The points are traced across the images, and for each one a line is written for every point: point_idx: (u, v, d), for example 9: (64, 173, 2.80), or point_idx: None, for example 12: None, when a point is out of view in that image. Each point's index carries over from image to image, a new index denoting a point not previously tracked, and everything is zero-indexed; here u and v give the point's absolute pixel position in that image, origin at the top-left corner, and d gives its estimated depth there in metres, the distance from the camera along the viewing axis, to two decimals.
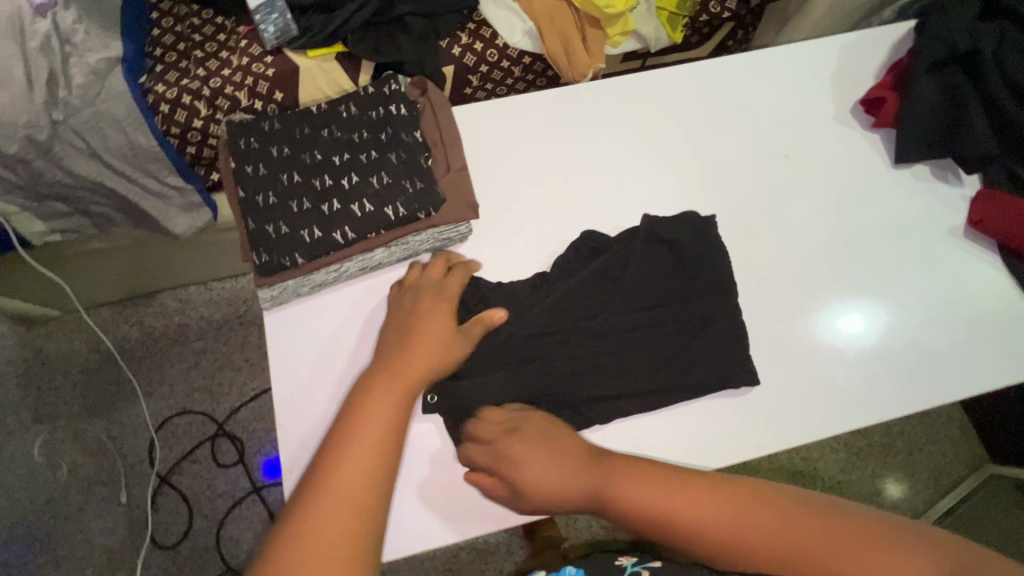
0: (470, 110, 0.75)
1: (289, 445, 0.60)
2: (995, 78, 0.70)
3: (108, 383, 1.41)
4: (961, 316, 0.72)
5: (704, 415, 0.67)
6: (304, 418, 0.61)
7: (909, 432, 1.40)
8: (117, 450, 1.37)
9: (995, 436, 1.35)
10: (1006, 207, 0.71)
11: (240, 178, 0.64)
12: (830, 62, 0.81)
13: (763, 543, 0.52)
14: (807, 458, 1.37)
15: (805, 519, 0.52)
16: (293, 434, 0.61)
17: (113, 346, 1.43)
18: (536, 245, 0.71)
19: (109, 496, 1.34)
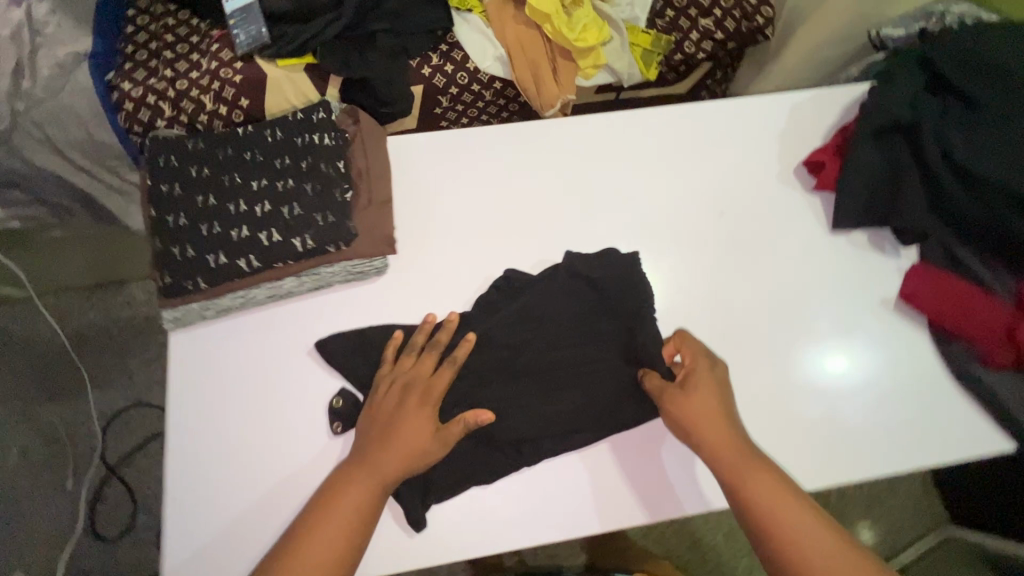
0: (406, 141, 0.74)
1: (180, 471, 0.60)
2: (935, 154, 0.68)
3: (66, 369, 1.41)
4: (884, 392, 0.70)
5: (607, 466, 0.64)
6: (195, 450, 0.61)
7: (870, 486, 1.37)
8: (68, 437, 1.36)
9: (955, 498, 1.32)
10: (937, 284, 0.70)
11: (153, 195, 0.63)
12: (779, 119, 0.80)
13: (752, 488, 0.59)
14: None
15: (761, 474, 0.60)
16: (182, 458, 0.60)
17: (74, 334, 1.42)
18: (455, 283, 0.69)
19: (56, 483, 1.33)
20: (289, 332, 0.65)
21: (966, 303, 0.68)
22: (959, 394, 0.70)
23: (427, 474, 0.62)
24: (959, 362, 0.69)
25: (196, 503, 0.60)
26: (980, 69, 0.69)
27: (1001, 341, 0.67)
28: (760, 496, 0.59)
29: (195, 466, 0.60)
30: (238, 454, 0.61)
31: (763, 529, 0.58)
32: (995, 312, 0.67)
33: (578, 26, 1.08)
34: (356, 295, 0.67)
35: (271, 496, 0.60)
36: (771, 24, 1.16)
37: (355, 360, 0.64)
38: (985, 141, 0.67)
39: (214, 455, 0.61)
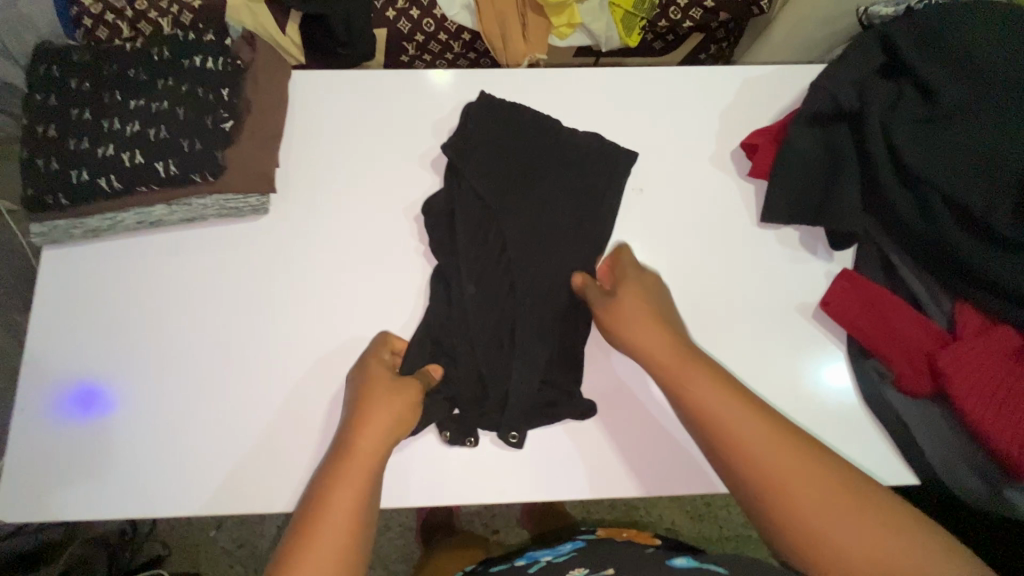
0: (312, 78, 0.70)
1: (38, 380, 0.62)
2: (878, 146, 0.60)
3: None
4: (783, 402, 0.64)
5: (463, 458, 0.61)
6: (55, 363, 0.62)
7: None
8: None
9: None
10: (864, 296, 0.63)
11: (29, 104, 0.61)
12: (724, 94, 0.72)
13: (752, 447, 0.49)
14: None
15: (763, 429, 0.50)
16: (42, 368, 0.62)
17: None
18: (339, 231, 0.66)
19: None
20: (166, 268, 0.64)
21: (892, 320, 0.61)
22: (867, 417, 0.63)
23: (274, 420, 0.61)
24: (871, 381, 0.63)
25: (47, 414, 0.61)
26: (940, 54, 0.60)
27: (920, 365, 0.60)
28: (771, 463, 0.49)
29: (53, 377, 0.62)
30: (96, 370, 0.62)
31: (808, 542, 0.46)
32: (922, 333, 0.60)
33: None
34: (234, 236, 0.65)
35: (119, 413, 0.61)
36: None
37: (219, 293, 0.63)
38: (936, 140, 0.58)
39: (73, 370, 0.62)
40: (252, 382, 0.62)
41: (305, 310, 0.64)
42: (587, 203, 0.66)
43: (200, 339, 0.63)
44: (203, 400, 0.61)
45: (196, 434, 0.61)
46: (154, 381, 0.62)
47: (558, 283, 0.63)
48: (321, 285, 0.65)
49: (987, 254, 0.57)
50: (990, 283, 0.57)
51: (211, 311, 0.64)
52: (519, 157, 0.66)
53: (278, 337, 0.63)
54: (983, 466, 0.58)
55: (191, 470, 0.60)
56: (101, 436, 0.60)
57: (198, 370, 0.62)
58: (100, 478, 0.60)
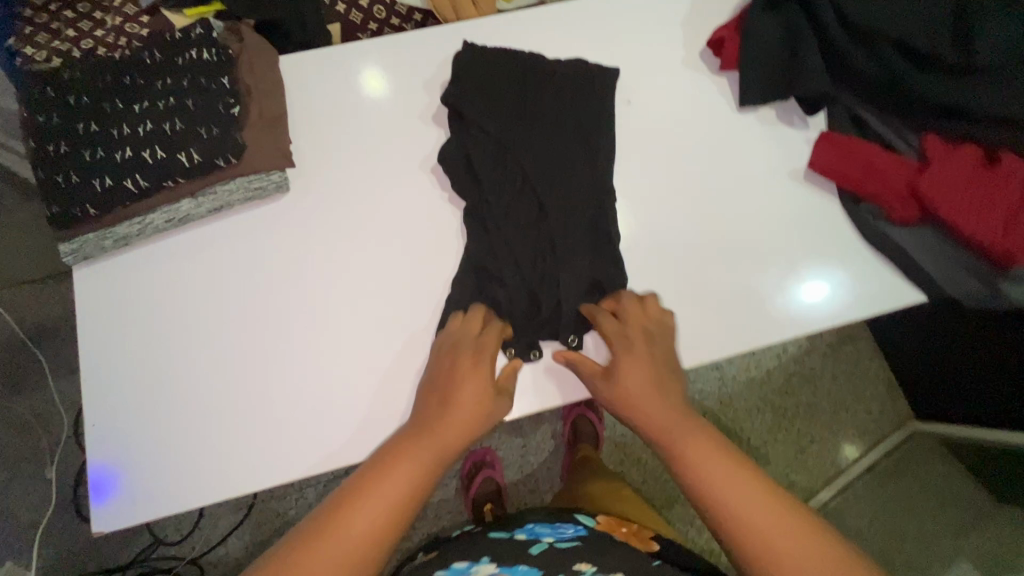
0: (300, 56, 0.72)
1: (100, 395, 0.63)
2: (829, 17, 0.69)
3: (30, 361, 1.35)
4: (792, 259, 0.71)
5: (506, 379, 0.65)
6: (113, 376, 0.63)
7: (836, 392, 1.36)
8: (41, 426, 1.33)
9: (920, 396, 1.31)
10: (845, 149, 0.70)
11: (31, 127, 0.62)
12: (682, 5, 0.78)
13: (716, 480, 0.54)
14: (734, 419, 1.32)
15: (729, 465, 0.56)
16: (101, 384, 0.63)
17: (34, 325, 1.36)
18: (361, 194, 0.69)
19: (35, 472, 1.31)
20: (203, 266, 0.65)
21: (872, 163, 0.68)
22: (867, 257, 0.71)
23: (344, 374, 0.65)
24: (865, 222, 0.70)
25: (119, 425, 0.62)
26: None
27: (905, 196, 0.68)
28: (733, 494, 0.53)
29: (115, 390, 0.63)
30: (157, 373, 0.63)
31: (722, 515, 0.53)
32: (900, 168, 0.68)
33: None
34: (261, 222, 0.67)
35: (191, 409, 0.63)
36: None
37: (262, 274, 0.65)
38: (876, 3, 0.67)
39: (133, 378, 0.63)
40: (313, 359, 0.65)
41: (346, 282, 0.67)
42: (586, 122, 0.70)
43: (253, 331, 0.65)
44: (269, 388, 0.64)
45: (272, 411, 0.63)
46: (218, 380, 0.64)
47: (577, 198, 0.68)
48: (356, 258, 0.67)
49: (942, 84, 0.65)
50: (952, 109, 0.66)
51: (258, 294, 0.66)
52: (514, 92, 0.70)
53: (328, 312, 0.66)
54: (974, 267, 0.67)
55: (274, 452, 0.63)
56: (181, 441, 0.62)
57: (258, 361, 0.64)
58: (186, 479, 0.62)
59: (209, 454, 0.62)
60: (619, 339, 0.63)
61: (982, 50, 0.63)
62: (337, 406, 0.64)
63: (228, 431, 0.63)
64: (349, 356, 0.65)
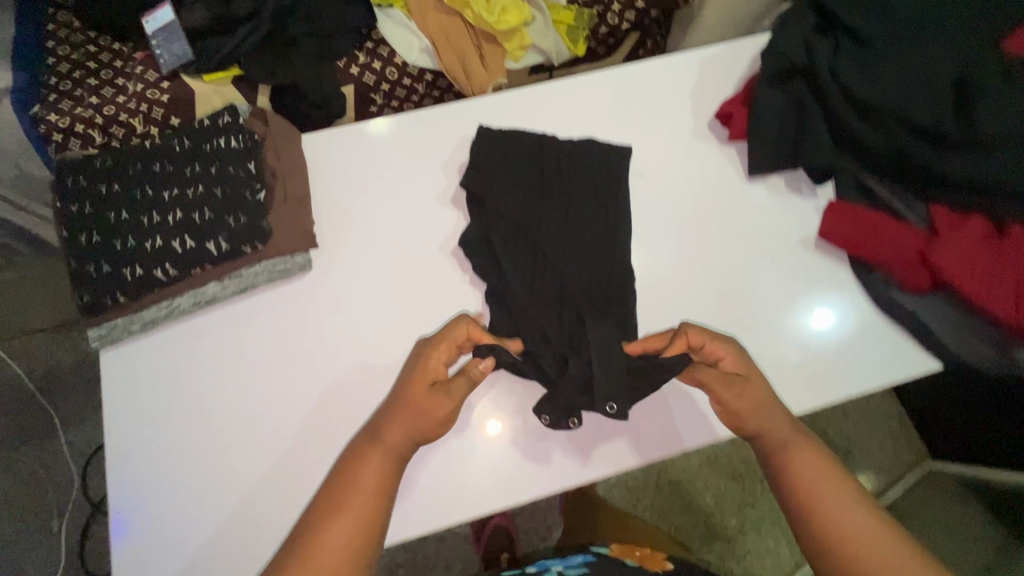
0: (320, 137, 0.74)
1: (123, 470, 0.63)
2: (834, 92, 0.70)
3: (40, 412, 1.36)
4: (811, 326, 0.71)
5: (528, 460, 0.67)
6: (135, 450, 0.63)
7: (850, 431, 1.36)
8: (49, 478, 1.32)
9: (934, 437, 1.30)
10: (856, 219, 0.72)
11: (64, 217, 0.63)
12: (688, 78, 0.81)
13: (813, 487, 0.59)
14: (748, 461, 1.32)
15: (822, 476, 0.60)
16: (124, 457, 0.63)
17: (45, 377, 1.36)
18: (380, 265, 0.71)
19: (42, 527, 1.30)
20: (223, 337, 0.66)
21: (883, 233, 0.70)
22: (884, 324, 0.71)
23: None
24: (880, 290, 0.71)
25: (142, 498, 0.62)
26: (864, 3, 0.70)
27: (916, 266, 0.69)
28: (828, 506, 0.58)
29: (136, 463, 0.63)
30: (177, 445, 0.64)
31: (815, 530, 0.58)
32: (910, 239, 0.69)
33: (497, 8, 1.09)
34: (283, 301, 0.68)
35: (210, 479, 0.63)
36: None
37: None
38: (879, 77, 0.68)
39: (155, 451, 0.63)
40: (331, 421, 0.65)
41: (363, 348, 0.68)
42: (599, 198, 0.74)
43: (271, 395, 0.65)
44: (287, 450, 0.64)
45: (292, 480, 0.63)
46: (236, 444, 0.64)
47: (595, 271, 0.70)
48: (374, 326, 0.69)
49: (948, 157, 0.66)
50: (961, 181, 0.66)
51: (279, 362, 0.66)
52: (528, 170, 0.73)
53: (348, 374, 0.67)
54: (988, 335, 0.67)
55: (293, 518, 0.62)
56: (201, 512, 0.62)
57: (276, 424, 0.65)
58: (204, 544, 0.61)
59: (228, 526, 0.62)
60: (733, 364, 0.64)
61: (987, 124, 0.64)
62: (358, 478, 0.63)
63: (248, 500, 0.62)
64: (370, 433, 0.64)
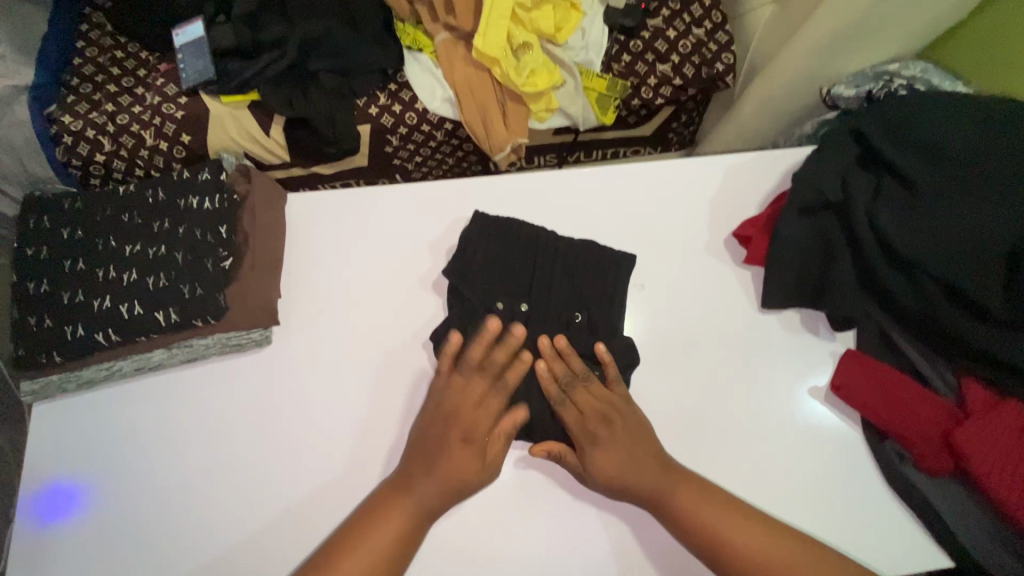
0: (310, 200, 0.70)
1: (48, 459, 0.59)
2: (868, 235, 0.64)
3: None
4: (809, 491, 0.63)
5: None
6: (70, 440, 0.60)
7: None
8: None
9: None
10: (873, 376, 0.64)
11: (19, 260, 0.60)
12: (710, 185, 0.75)
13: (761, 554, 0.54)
14: None
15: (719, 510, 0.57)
16: (58, 443, 0.60)
17: None
18: (354, 326, 0.66)
19: None
20: (164, 398, 0.61)
21: (901, 399, 0.63)
22: (888, 499, 0.64)
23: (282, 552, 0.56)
24: (892, 463, 0.64)
25: (60, 491, 0.58)
26: (912, 144, 0.65)
27: (937, 445, 0.61)
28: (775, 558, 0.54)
29: (66, 454, 0.59)
30: (115, 443, 0.59)
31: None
32: (933, 413, 0.61)
33: (525, 70, 1.03)
34: (238, 369, 0.63)
35: (136, 485, 0.58)
36: (732, 71, 1.11)
37: (224, 428, 0.60)
38: (920, 228, 0.62)
39: (89, 446, 0.59)
40: (274, 459, 0.59)
41: (319, 419, 0.61)
42: (591, 305, 0.67)
43: (214, 462, 0.59)
44: (223, 518, 0.57)
45: (214, 509, 0.58)
46: (170, 514, 0.57)
47: (575, 395, 0.63)
48: (333, 401, 0.62)
49: (985, 331, 0.59)
50: (997, 360, 0.58)
51: (237, 384, 0.62)
52: (519, 266, 0.68)
53: (306, 414, 0.61)
54: (1008, 537, 0.58)
55: (200, 548, 0.56)
56: (110, 519, 0.57)
57: (217, 495, 0.58)
58: (101, 558, 0.56)
59: (134, 538, 0.57)
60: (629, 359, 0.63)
61: None
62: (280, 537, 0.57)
63: (163, 518, 0.57)
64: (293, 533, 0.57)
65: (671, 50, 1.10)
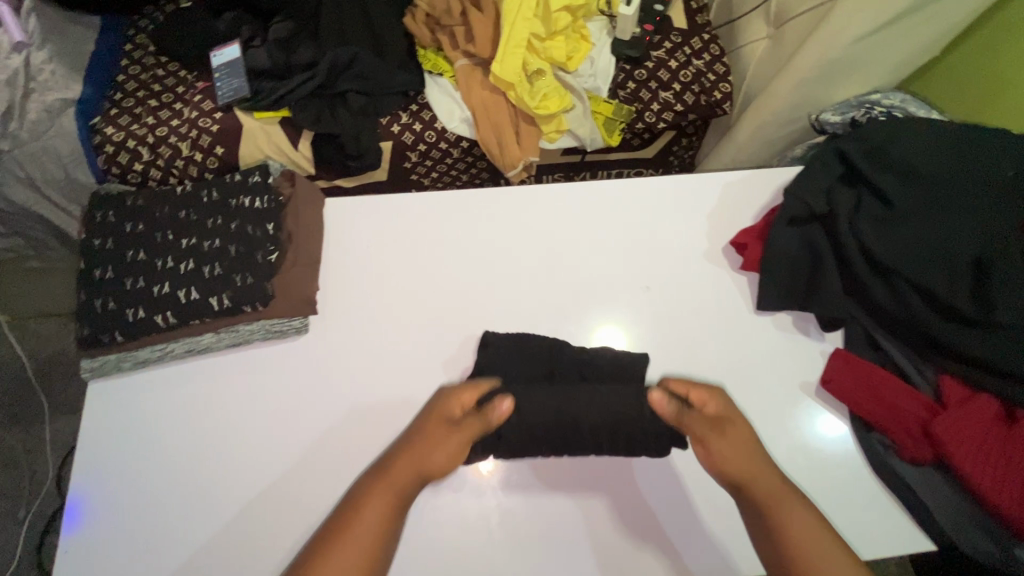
0: (345, 204, 0.77)
1: (102, 434, 0.64)
2: (852, 245, 0.71)
3: (30, 399, 1.33)
4: (801, 476, 0.69)
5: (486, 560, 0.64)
6: (124, 418, 0.65)
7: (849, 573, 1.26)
8: (27, 463, 1.28)
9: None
10: (860, 372, 0.70)
11: (86, 250, 0.67)
12: (709, 199, 0.82)
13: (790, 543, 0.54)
14: None
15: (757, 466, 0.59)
16: (111, 421, 0.65)
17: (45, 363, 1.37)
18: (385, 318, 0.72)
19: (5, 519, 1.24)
20: (210, 379, 0.67)
21: (886, 394, 0.68)
22: (873, 485, 0.69)
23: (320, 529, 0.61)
24: (877, 453, 0.69)
25: (112, 463, 0.63)
26: (890, 164, 0.72)
27: (918, 436, 0.66)
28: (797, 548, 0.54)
29: (119, 431, 0.65)
30: (164, 422, 0.65)
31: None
32: (915, 406, 0.66)
33: (538, 95, 1.12)
34: (278, 355, 0.68)
35: (182, 460, 0.63)
36: (729, 99, 1.20)
37: (265, 408, 0.66)
38: (898, 238, 0.69)
39: (141, 424, 0.65)
40: (310, 439, 0.65)
41: (352, 401, 0.67)
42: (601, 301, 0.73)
43: (250, 438, 0.64)
44: (260, 490, 0.62)
45: (254, 484, 0.62)
46: (209, 484, 0.62)
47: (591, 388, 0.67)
48: (365, 384, 0.68)
49: (958, 333, 0.65)
50: (969, 358, 0.64)
51: (277, 369, 0.68)
52: None
53: (340, 398, 0.67)
54: (988, 522, 0.63)
55: (240, 520, 0.61)
56: (158, 490, 0.62)
57: (253, 469, 0.63)
58: (149, 525, 0.61)
59: (179, 509, 0.61)
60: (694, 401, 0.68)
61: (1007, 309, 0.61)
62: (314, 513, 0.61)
63: (207, 490, 0.62)
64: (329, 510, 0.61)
65: (673, 79, 1.19)
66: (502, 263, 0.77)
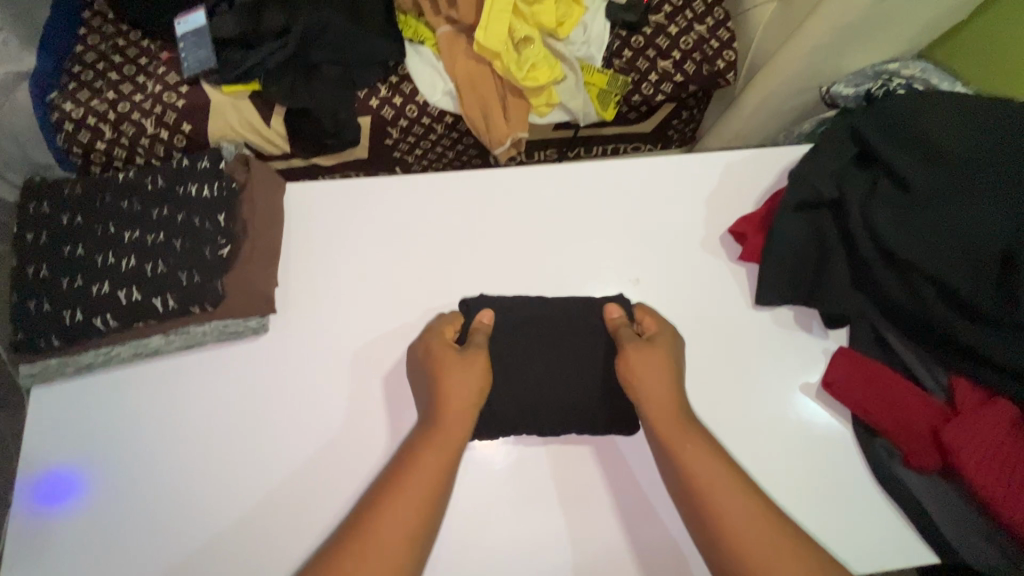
0: (308, 190, 0.71)
1: (46, 441, 0.60)
2: (861, 234, 0.65)
3: None
4: (800, 482, 0.64)
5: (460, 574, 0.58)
6: (69, 425, 0.61)
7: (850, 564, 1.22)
8: None
9: None
10: (865, 374, 0.65)
11: (21, 246, 0.62)
12: (707, 182, 0.76)
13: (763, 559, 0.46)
14: None
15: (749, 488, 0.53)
16: (56, 427, 0.61)
17: None
18: (351, 314, 0.66)
19: None
20: (161, 383, 0.62)
21: (895, 398, 0.63)
22: (875, 491, 0.65)
23: (279, 542, 0.57)
24: (881, 457, 0.64)
25: (57, 472, 0.60)
26: (909, 144, 0.65)
27: (926, 441, 0.61)
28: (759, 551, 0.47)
29: (65, 439, 0.61)
30: (112, 428, 0.61)
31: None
32: (923, 409, 0.61)
33: (526, 64, 1.02)
34: (235, 356, 0.64)
35: (134, 468, 0.59)
36: (733, 69, 1.11)
37: (221, 415, 0.61)
38: (916, 226, 0.62)
39: (89, 432, 0.61)
40: (269, 446, 0.60)
41: (314, 407, 0.62)
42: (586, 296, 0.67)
43: (206, 445, 0.60)
44: (216, 500, 0.58)
45: (209, 495, 0.59)
46: (164, 495, 0.59)
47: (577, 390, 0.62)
48: (329, 387, 0.63)
49: (980, 332, 0.58)
50: (985, 358, 0.58)
51: (234, 371, 0.63)
52: None
53: (303, 401, 0.62)
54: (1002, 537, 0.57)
55: (194, 531, 0.57)
56: (108, 501, 0.58)
57: (208, 479, 0.59)
58: (98, 538, 0.57)
59: (130, 521, 0.58)
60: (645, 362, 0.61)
61: None
62: (274, 525, 0.57)
63: (159, 501, 0.58)
64: (289, 522, 0.57)
65: (673, 46, 1.10)
66: (480, 252, 0.71)
